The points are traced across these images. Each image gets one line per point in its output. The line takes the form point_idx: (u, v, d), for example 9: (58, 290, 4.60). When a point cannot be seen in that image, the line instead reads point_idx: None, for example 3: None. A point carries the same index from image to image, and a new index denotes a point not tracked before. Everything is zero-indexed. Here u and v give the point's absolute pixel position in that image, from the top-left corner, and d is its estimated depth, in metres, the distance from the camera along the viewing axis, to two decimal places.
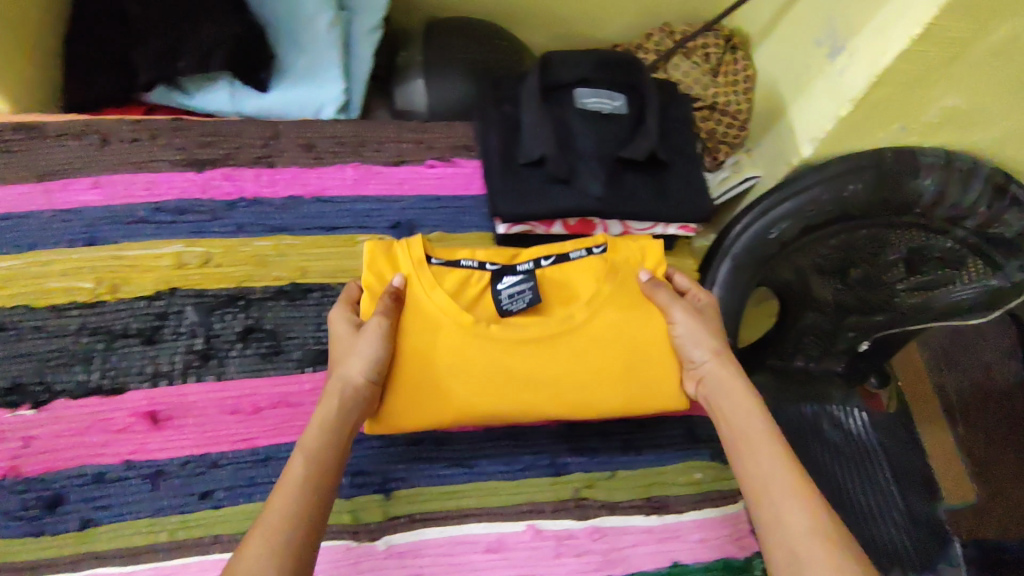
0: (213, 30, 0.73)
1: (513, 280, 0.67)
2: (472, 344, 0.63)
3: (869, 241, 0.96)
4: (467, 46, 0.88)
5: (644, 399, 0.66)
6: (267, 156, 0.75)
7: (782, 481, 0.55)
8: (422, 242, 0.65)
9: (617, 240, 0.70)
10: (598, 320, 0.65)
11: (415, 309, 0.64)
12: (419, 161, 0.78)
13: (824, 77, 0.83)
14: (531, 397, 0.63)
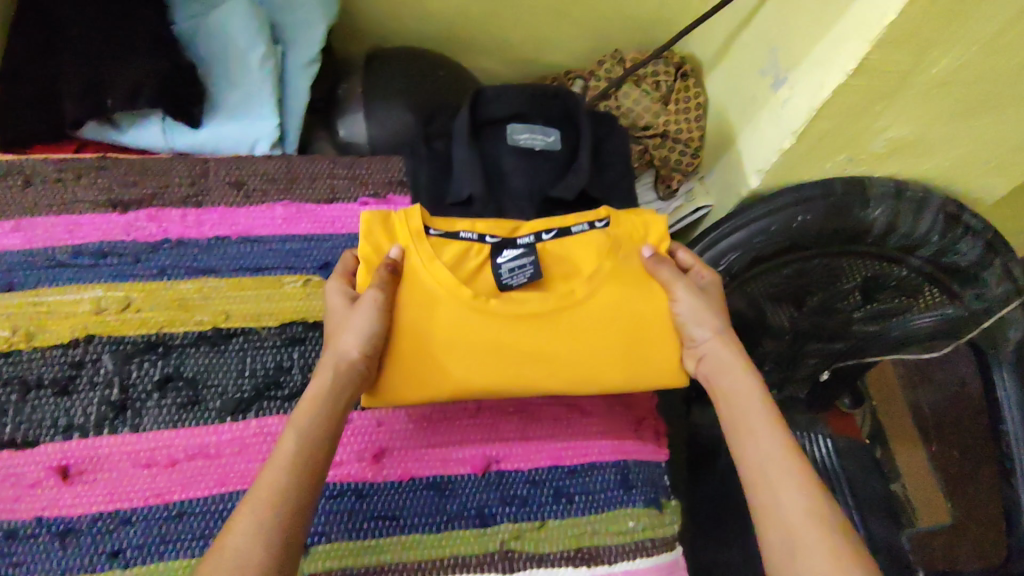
0: (135, 68, 0.71)
1: (514, 254, 0.65)
2: (470, 322, 0.62)
3: (823, 270, 0.94)
4: (407, 79, 0.87)
5: (645, 374, 0.64)
6: (193, 196, 0.74)
7: (779, 464, 0.55)
8: (420, 213, 0.64)
9: (619, 214, 0.69)
10: (599, 295, 0.64)
11: (412, 283, 0.63)
12: (351, 199, 0.77)
13: (770, 108, 0.81)
14: (530, 375, 0.62)
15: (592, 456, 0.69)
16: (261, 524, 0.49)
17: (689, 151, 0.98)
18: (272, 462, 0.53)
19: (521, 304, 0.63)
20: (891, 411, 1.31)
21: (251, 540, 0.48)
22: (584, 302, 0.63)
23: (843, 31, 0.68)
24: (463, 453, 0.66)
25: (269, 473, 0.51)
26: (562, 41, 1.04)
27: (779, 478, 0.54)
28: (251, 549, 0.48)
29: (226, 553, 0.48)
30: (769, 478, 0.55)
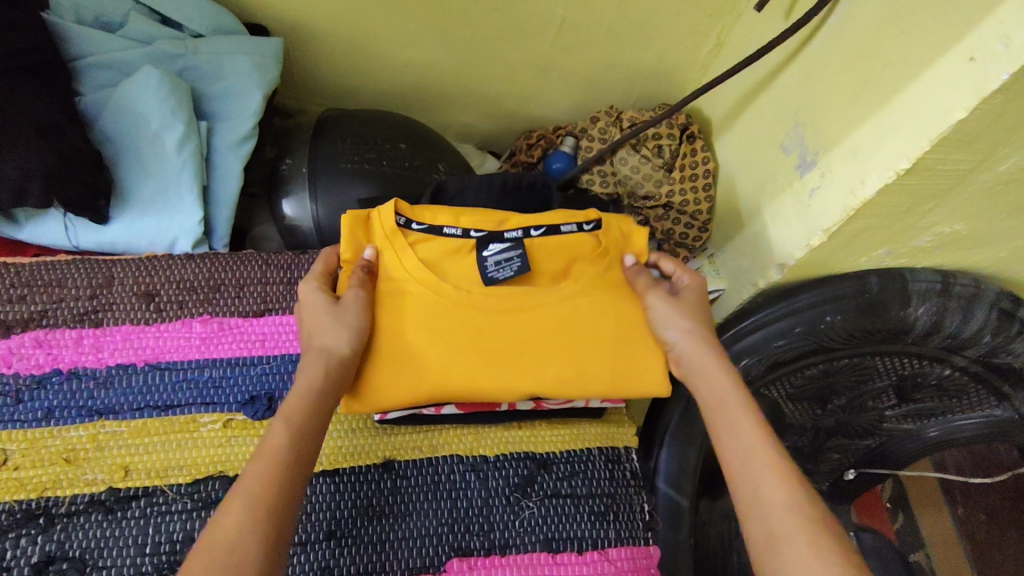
0: (14, 161, 0.57)
1: (500, 246, 0.57)
2: (436, 321, 0.55)
3: (852, 370, 0.80)
4: (363, 152, 0.75)
5: (634, 383, 0.57)
6: (93, 312, 0.61)
7: (762, 466, 0.46)
8: (396, 208, 0.57)
9: (606, 218, 0.62)
10: (583, 299, 0.57)
11: (389, 284, 0.56)
12: (286, 310, 0.64)
13: (793, 193, 0.68)
14: (512, 377, 0.55)
15: None
16: (252, 525, 0.39)
17: (696, 225, 0.85)
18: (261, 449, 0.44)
19: (507, 299, 0.56)
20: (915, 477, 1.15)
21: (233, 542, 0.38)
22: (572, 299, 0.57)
23: (891, 121, 0.56)
24: None
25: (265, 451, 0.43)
26: (548, 95, 0.91)
27: (766, 484, 0.45)
28: (240, 552, 0.38)
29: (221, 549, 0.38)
30: (752, 485, 0.45)
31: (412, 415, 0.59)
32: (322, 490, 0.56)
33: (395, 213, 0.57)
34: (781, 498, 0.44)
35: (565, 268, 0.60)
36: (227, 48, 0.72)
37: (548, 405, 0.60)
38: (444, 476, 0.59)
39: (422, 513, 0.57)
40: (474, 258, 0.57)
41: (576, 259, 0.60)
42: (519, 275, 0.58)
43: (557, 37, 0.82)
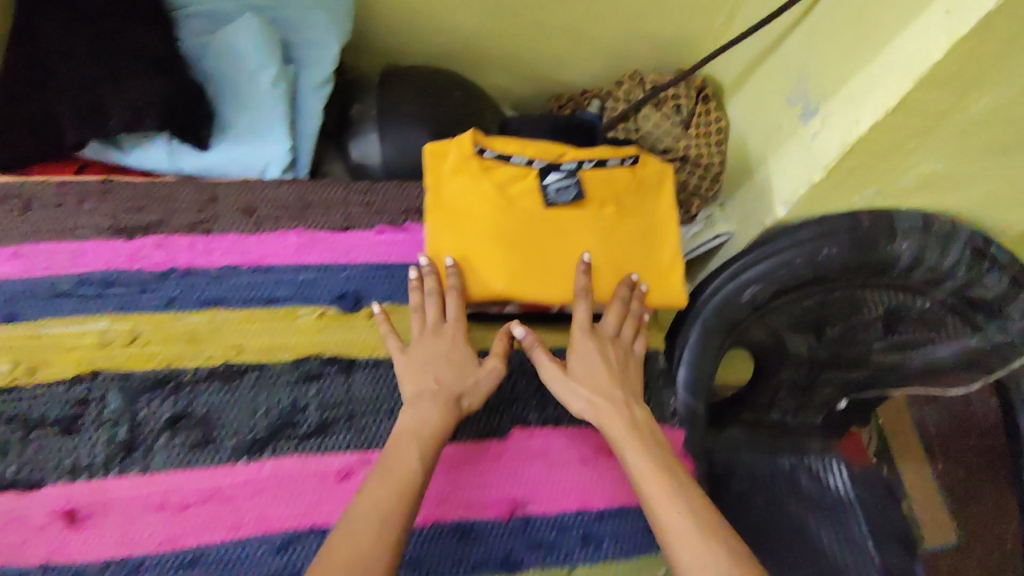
0: (146, 85, 0.70)
1: (557, 176, 0.66)
2: (545, 259, 0.65)
3: (845, 302, 0.92)
4: (423, 98, 0.85)
5: (659, 294, 0.68)
6: (203, 222, 0.71)
7: (672, 518, 0.53)
8: (472, 137, 0.67)
9: (644, 155, 0.71)
10: (624, 226, 0.68)
11: (471, 198, 0.66)
12: (366, 227, 0.74)
13: (797, 139, 0.80)
14: (553, 289, 0.65)
15: (621, 500, 0.66)
16: (377, 546, 0.48)
17: (709, 176, 0.96)
18: (381, 481, 0.52)
19: (553, 225, 0.66)
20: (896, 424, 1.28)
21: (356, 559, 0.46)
22: (615, 225, 0.67)
23: (878, 71, 0.68)
24: (488, 496, 0.63)
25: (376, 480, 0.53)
26: (579, 59, 1.01)
27: (679, 538, 0.52)
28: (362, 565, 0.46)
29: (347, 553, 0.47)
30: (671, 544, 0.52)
31: (480, 311, 0.69)
32: None
33: (472, 142, 0.66)
34: (698, 547, 0.51)
35: (612, 196, 0.68)
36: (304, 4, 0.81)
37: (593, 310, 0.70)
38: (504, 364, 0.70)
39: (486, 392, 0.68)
40: (535, 184, 0.66)
41: (621, 189, 0.68)
42: (575, 200, 0.66)
43: (588, 5, 0.92)
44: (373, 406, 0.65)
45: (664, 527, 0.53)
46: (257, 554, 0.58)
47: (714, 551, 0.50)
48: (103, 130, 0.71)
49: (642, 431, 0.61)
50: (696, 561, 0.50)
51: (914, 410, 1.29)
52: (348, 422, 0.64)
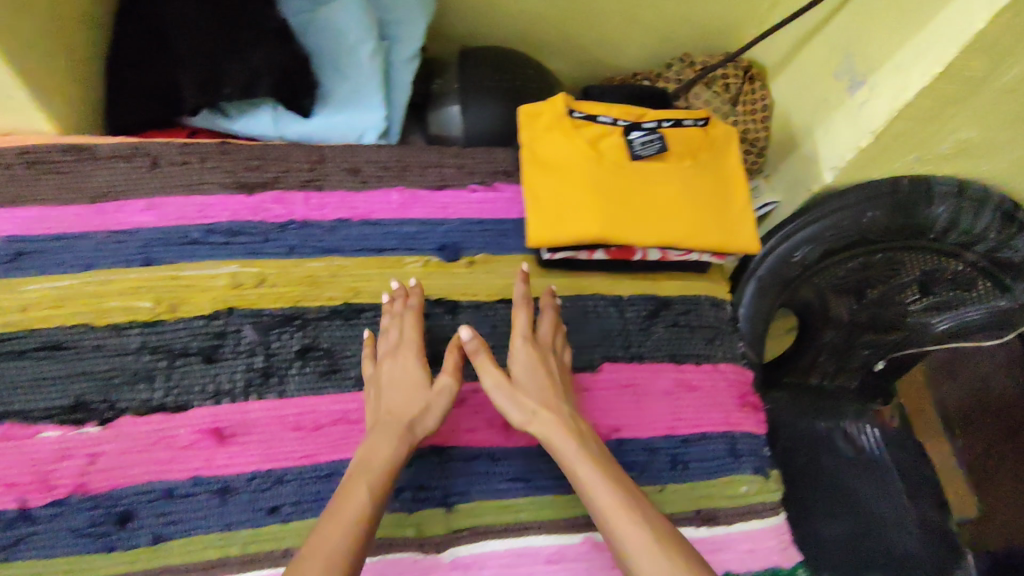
0: (264, 56, 0.77)
1: (640, 133, 0.74)
2: (633, 207, 0.73)
3: (885, 264, 1.00)
4: (498, 74, 0.92)
5: (734, 239, 0.75)
6: (314, 180, 0.78)
7: (626, 532, 0.55)
8: (563, 99, 0.74)
9: (713, 118, 0.79)
10: (699, 179, 0.75)
11: (564, 154, 0.74)
12: (461, 186, 0.81)
13: (845, 108, 0.88)
14: (642, 233, 0.72)
15: (704, 427, 0.73)
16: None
17: (754, 152, 1.05)
18: (334, 516, 0.54)
19: (639, 177, 0.74)
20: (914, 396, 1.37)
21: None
22: (692, 178, 0.75)
23: (925, 41, 0.76)
24: (584, 422, 0.70)
25: (334, 526, 0.53)
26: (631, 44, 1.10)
27: (639, 549, 0.54)
28: None
29: None
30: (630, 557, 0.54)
31: (570, 258, 0.76)
32: (504, 309, 0.75)
33: (564, 103, 0.74)
34: (656, 559, 0.53)
35: (688, 152, 0.76)
36: None
37: (672, 256, 0.76)
38: (591, 308, 0.76)
39: (577, 331, 0.75)
40: (622, 140, 0.74)
41: (696, 146, 0.76)
42: (657, 154, 0.74)
43: None
44: None
45: (620, 540, 0.55)
46: None
47: (670, 559, 0.53)
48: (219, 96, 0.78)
49: (590, 444, 0.62)
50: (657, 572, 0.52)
51: (932, 388, 1.37)
52: None
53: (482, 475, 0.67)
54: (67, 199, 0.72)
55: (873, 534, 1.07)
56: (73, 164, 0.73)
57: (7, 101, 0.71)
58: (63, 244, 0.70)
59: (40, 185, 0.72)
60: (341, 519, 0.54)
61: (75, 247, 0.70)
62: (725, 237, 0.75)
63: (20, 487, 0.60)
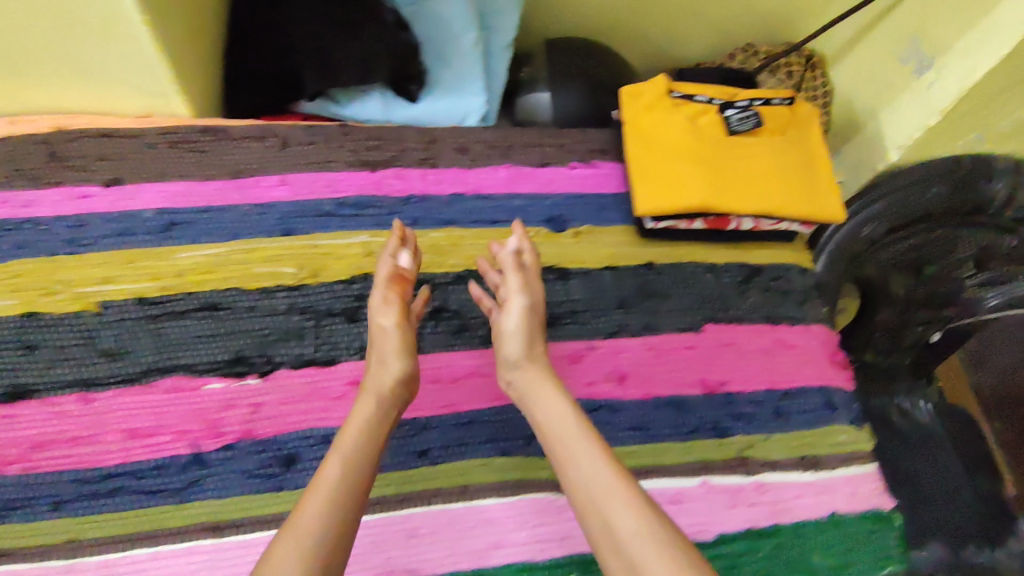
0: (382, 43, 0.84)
1: (735, 111, 0.80)
2: (730, 178, 0.78)
3: (942, 240, 1.06)
4: (582, 63, 0.98)
5: (821, 208, 0.81)
6: (429, 158, 0.83)
7: (607, 487, 0.50)
8: (663, 80, 0.81)
9: (798, 97, 0.85)
10: (788, 153, 0.81)
11: (664, 129, 0.80)
12: (562, 163, 0.86)
13: (913, 91, 0.95)
14: (739, 201, 0.78)
15: (802, 381, 0.78)
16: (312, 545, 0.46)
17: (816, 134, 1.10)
18: (312, 486, 0.50)
19: (734, 151, 0.80)
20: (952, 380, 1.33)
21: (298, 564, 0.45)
22: (780, 152, 0.81)
23: (995, 26, 0.83)
24: (693, 377, 0.76)
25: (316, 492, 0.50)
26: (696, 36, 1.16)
27: (611, 502, 0.50)
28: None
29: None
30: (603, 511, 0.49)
31: (671, 228, 0.82)
32: (610, 276, 0.80)
33: (665, 84, 0.80)
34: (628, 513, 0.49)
35: (777, 129, 0.82)
36: None
37: (764, 225, 0.82)
38: (690, 274, 0.82)
39: (679, 295, 0.80)
40: (719, 118, 0.80)
41: (783, 124, 0.83)
42: (751, 130, 0.80)
43: None
44: (590, 305, 0.78)
45: (595, 498, 0.50)
46: (520, 417, 0.71)
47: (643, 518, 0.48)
48: (338, 82, 0.84)
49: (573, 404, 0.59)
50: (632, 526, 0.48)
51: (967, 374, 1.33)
52: (571, 316, 0.77)
53: (605, 422, 0.72)
54: (208, 175, 0.77)
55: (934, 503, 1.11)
56: (210, 143, 0.79)
57: (155, 85, 0.77)
58: (209, 216, 0.75)
59: (181, 162, 0.77)
60: (316, 486, 0.50)
61: (220, 218, 0.75)
62: (813, 207, 0.81)
63: (190, 434, 0.65)
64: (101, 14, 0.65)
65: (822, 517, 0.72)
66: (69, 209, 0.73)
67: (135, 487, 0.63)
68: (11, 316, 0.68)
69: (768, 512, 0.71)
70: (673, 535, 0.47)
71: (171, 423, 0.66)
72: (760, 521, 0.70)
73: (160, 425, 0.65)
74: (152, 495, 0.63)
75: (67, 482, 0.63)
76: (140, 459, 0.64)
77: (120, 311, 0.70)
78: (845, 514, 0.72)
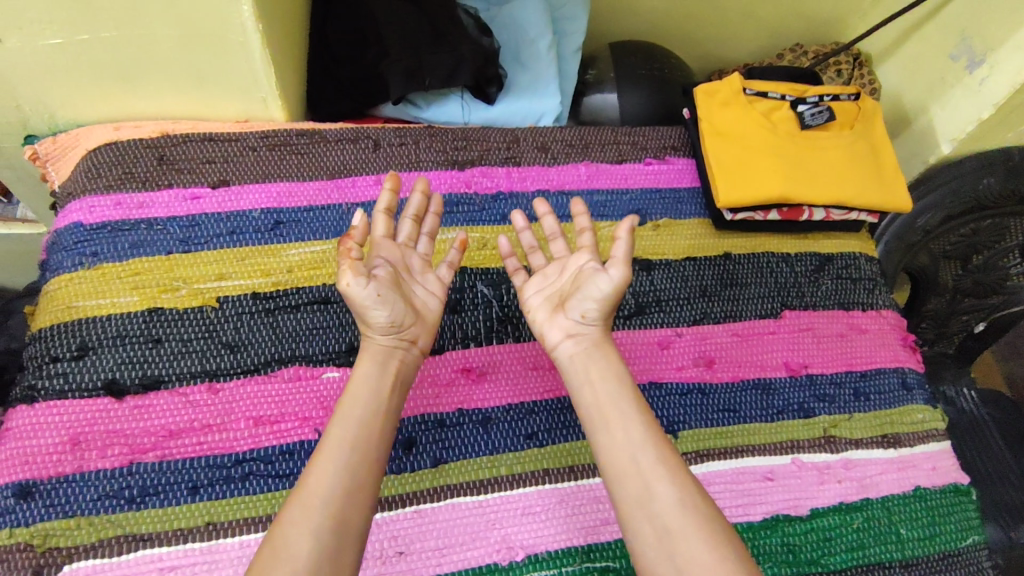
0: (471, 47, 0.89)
1: (808, 106, 0.85)
2: (806, 169, 0.83)
3: (993, 229, 1.08)
4: (647, 62, 1.02)
5: (891, 198, 0.85)
6: (512, 157, 0.87)
7: (653, 460, 0.55)
8: (739, 78, 0.86)
9: (863, 94, 0.89)
10: (856, 146, 0.86)
11: (741, 124, 0.84)
12: (638, 160, 0.90)
13: (964, 86, 1.00)
14: (816, 191, 0.82)
15: (878, 363, 0.82)
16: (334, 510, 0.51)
17: None
18: (321, 451, 0.54)
19: (807, 144, 0.84)
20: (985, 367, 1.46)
21: (311, 526, 0.50)
22: (850, 145, 0.86)
23: None
24: (776, 361, 0.79)
25: (328, 456, 0.54)
26: (744, 37, 1.20)
27: (655, 473, 0.55)
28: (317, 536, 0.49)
29: (298, 535, 0.49)
30: (647, 479, 0.55)
31: (747, 220, 0.85)
32: (691, 267, 0.84)
33: (741, 81, 0.85)
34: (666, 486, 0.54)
35: (846, 124, 0.87)
36: None
37: (835, 215, 0.86)
38: (765, 263, 0.86)
39: (757, 284, 0.84)
40: (792, 113, 0.85)
41: (850, 119, 0.88)
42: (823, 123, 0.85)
43: None
44: (675, 294, 0.81)
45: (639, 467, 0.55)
46: None
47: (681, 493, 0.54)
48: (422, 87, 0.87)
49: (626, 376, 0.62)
50: (671, 498, 0.54)
51: (1002, 363, 1.47)
52: (658, 305, 0.80)
53: (697, 404, 0.75)
54: (308, 176, 0.81)
55: (991, 487, 1.06)
56: (308, 146, 0.83)
57: (257, 90, 0.82)
58: (313, 215, 0.79)
59: (282, 163, 0.81)
60: (326, 451, 0.54)
61: (323, 217, 0.79)
62: (883, 196, 0.85)
63: (313, 420, 0.69)
64: (223, 19, 0.70)
65: (907, 491, 0.75)
66: (181, 210, 0.77)
67: (265, 471, 0.66)
68: (136, 311, 0.71)
69: (857, 487, 0.74)
70: (708, 508, 0.54)
71: (294, 410, 0.69)
72: (850, 495, 0.73)
73: (284, 413, 0.69)
74: (282, 479, 0.66)
75: (201, 468, 0.66)
76: (267, 445, 0.67)
77: (236, 306, 0.73)
78: (928, 488, 0.76)
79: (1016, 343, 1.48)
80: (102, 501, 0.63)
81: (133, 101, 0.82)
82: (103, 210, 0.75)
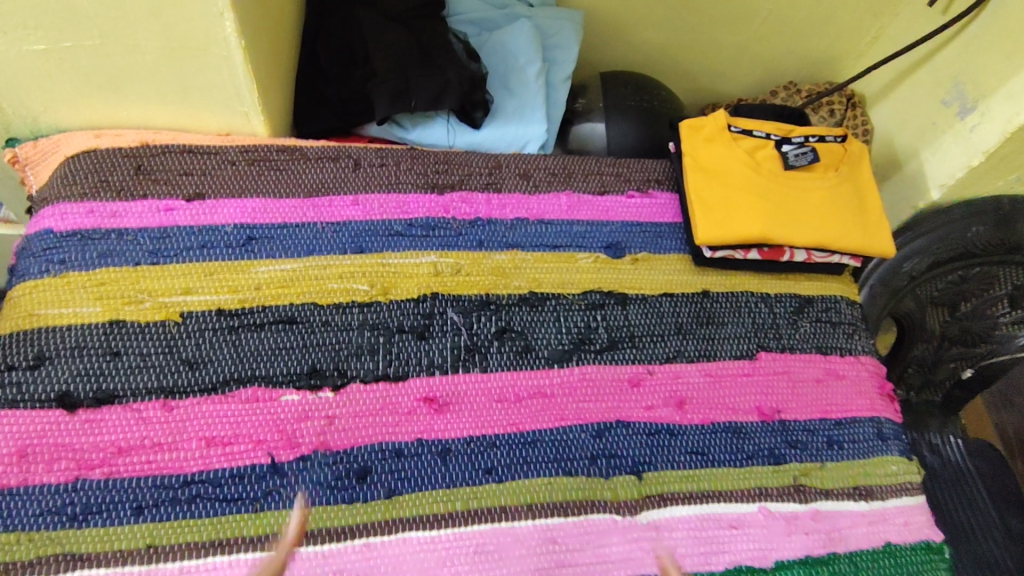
0: (458, 71, 0.89)
1: (792, 146, 0.85)
2: (786, 210, 0.82)
3: (981, 277, 1.07)
4: (637, 94, 1.02)
5: (874, 243, 0.83)
6: (493, 183, 0.86)
7: None
8: (724, 115, 0.85)
9: (850, 136, 0.89)
10: (841, 187, 0.85)
11: (723, 163, 0.84)
12: (620, 191, 0.89)
13: (955, 132, 0.99)
14: (796, 233, 0.81)
15: (854, 412, 0.80)
16: None
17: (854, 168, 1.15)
18: None
19: (791, 183, 0.84)
20: (975, 416, 1.44)
21: None
22: (835, 186, 0.85)
23: None
24: (748, 405, 0.78)
25: None
26: (739, 73, 1.21)
27: None
28: None
29: None
30: None
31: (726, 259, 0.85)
32: (667, 303, 0.82)
33: (725, 118, 0.85)
34: None
35: (832, 165, 0.87)
36: (553, 16, 1.01)
37: (816, 258, 0.85)
38: (743, 302, 0.84)
39: (734, 323, 0.83)
40: (778, 152, 0.85)
41: (837, 160, 0.87)
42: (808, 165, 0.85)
43: (758, 24, 1.10)
44: (649, 331, 0.80)
45: None
46: (584, 439, 0.73)
47: None
48: (406, 109, 0.87)
49: None
50: None
51: (993, 413, 1.44)
52: (630, 340, 0.79)
53: (665, 446, 0.74)
54: (285, 193, 0.80)
55: (970, 542, 1.03)
56: (287, 162, 0.82)
57: (239, 105, 0.82)
58: (285, 232, 0.78)
59: (259, 180, 0.80)
60: None
61: (295, 234, 0.78)
62: (866, 240, 0.83)
63: (267, 443, 0.67)
64: (204, 33, 0.70)
65: (876, 546, 0.73)
66: (152, 221, 0.76)
67: (213, 495, 0.64)
68: (97, 322, 0.70)
69: (824, 540, 0.72)
70: None
71: (248, 432, 0.67)
72: (816, 548, 0.71)
73: (238, 434, 0.67)
74: (229, 504, 0.64)
75: (148, 487, 0.64)
76: (217, 467, 0.66)
77: (198, 321, 0.72)
78: (898, 545, 0.73)
79: (1009, 393, 1.46)
80: (44, 517, 0.62)
81: (115, 111, 0.82)
82: (73, 217, 0.75)
